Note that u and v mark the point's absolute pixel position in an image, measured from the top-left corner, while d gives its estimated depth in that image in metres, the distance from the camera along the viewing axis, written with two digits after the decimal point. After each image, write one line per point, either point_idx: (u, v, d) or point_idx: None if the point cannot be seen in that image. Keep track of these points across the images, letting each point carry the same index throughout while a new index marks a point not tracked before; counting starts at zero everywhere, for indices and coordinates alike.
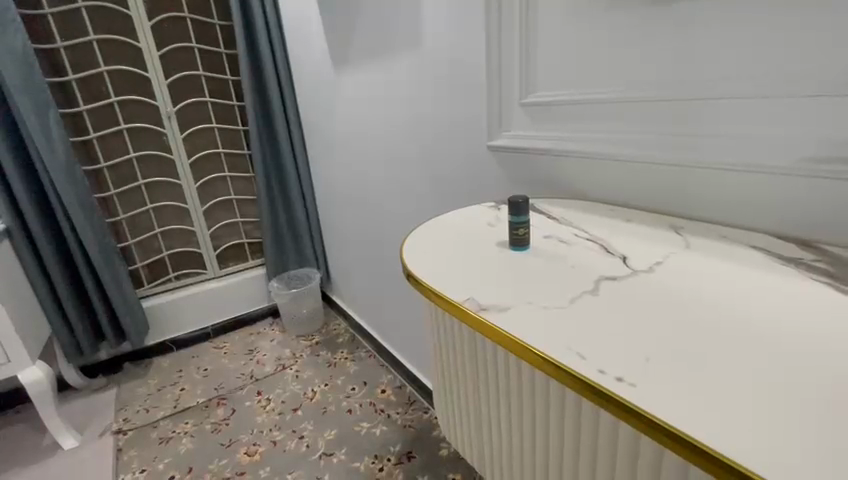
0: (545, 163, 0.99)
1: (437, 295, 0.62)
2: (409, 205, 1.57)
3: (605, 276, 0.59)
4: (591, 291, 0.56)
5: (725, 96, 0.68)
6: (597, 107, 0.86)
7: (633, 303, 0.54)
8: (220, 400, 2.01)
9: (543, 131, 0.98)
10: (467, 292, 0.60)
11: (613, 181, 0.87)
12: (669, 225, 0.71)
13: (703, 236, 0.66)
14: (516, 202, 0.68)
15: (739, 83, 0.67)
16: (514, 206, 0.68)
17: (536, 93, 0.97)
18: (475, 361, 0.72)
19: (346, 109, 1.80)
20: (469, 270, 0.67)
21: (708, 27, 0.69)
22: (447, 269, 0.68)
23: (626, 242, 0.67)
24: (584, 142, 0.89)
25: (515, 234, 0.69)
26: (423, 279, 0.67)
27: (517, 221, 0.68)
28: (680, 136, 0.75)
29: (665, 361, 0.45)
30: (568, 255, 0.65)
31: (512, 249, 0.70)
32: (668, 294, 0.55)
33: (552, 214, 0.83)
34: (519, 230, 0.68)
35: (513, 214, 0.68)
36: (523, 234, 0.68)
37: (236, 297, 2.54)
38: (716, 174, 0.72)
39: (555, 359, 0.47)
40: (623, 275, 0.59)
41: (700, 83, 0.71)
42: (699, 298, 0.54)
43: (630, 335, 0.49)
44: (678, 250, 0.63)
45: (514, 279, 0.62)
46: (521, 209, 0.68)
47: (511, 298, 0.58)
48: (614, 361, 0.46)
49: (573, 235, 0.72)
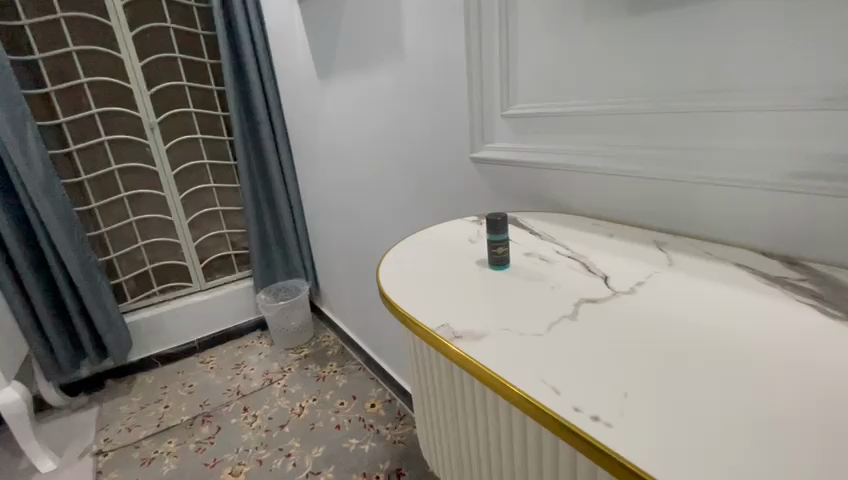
0: (528, 175, 0.97)
1: (410, 321, 0.59)
2: (396, 216, 1.55)
3: (584, 298, 0.56)
4: (569, 315, 0.54)
5: (708, 109, 0.66)
6: (578, 118, 0.84)
7: (612, 328, 0.51)
8: (205, 417, 1.95)
9: (526, 143, 0.96)
10: (440, 317, 0.58)
11: (596, 194, 0.85)
12: (652, 242, 0.69)
13: (686, 252, 0.64)
14: (494, 220, 0.65)
15: (719, 94, 0.65)
16: (492, 223, 0.65)
17: (518, 105, 0.96)
18: (454, 390, 0.68)
19: (332, 120, 1.77)
20: (446, 292, 0.64)
21: (687, 38, 0.67)
22: (421, 292, 0.66)
23: (608, 260, 0.65)
24: (567, 154, 0.87)
25: (493, 253, 0.66)
26: (397, 303, 0.63)
27: (495, 240, 0.65)
28: (662, 149, 0.74)
29: (645, 396, 0.42)
30: (548, 275, 0.63)
31: (491, 268, 0.68)
32: (650, 319, 0.52)
33: (534, 230, 0.80)
34: (497, 249, 0.66)
35: (492, 232, 0.65)
36: (500, 253, 0.66)
37: (223, 310, 2.50)
38: (699, 188, 0.70)
39: (529, 396, 0.44)
40: (602, 296, 0.56)
41: (681, 95, 0.69)
42: (681, 322, 0.51)
43: (609, 367, 0.46)
44: (660, 268, 0.61)
45: (490, 303, 0.59)
46: (501, 228, 0.65)
47: (485, 323, 0.55)
48: (590, 396, 0.43)
49: (554, 252, 0.70)
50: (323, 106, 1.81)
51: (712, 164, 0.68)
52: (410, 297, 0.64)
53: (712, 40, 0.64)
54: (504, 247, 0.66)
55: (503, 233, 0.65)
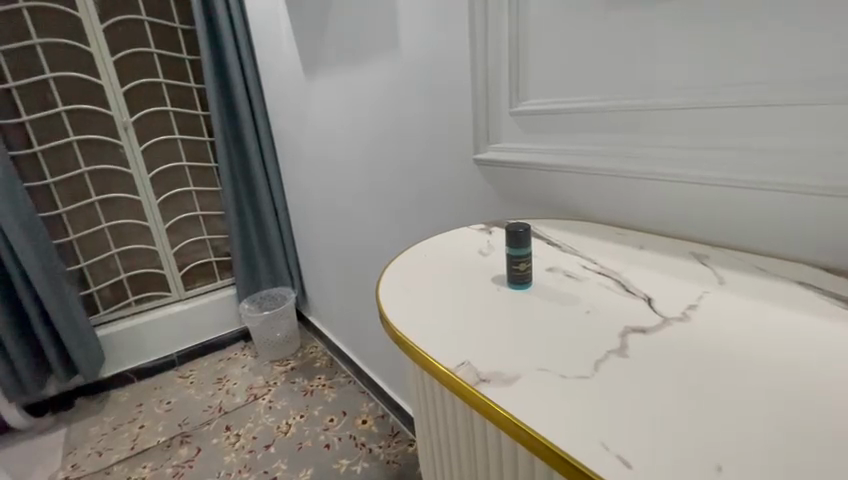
0: (540, 179, 0.88)
1: (419, 355, 0.49)
2: (391, 221, 1.45)
3: (630, 329, 0.47)
4: (616, 350, 0.44)
5: (756, 103, 0.58)
6: (599, 116, 0.75)
7: (673, 368, 0.42)
8: (183, 437, 1.82)
9: (537, 143, 0.87)
10: (456, 352, 0.48)
11: (618, 199, 0.77)
12: (691, 255, 0.61)
13: (733, 268, 0.56)
14: (515, 231, 0.56)
15: (771, 86, 0.57)
16: (512, 235, 0.56)
17: (527, 102, 0.87)
18: (465, 442, 0.57)
19: (320, 119, 1.67)
20: (461, 317, 0.54)
21: (731, 20, 0.58)
22: (429, 316, 0.55)
23: (647, 279, 0.56)
24: (583, 156, 0.79)
25: (514, 270, 0.57)
26: (400, 330, 0.53)
27: (516, 254, 0.56)
28: (699, 149, 0.65)
29: (742, 466, 0.32)
30: (580, 296, 0.54)
31: (509, 288, 0.59)
32: (716, 354, 0.43)
33: (553, 240, 0.71)
34: (518, 265, 0.56)
35: (513, 245, 0.56)
36: (521, 271, 0.56)
37: (203, 321, 2.36)
38: (743, 193, 0.62)
39: (589, 470, 0.34)
40: (651, 326, 0.47)
41: (723, 87, 0.61)
42: (755, 360, 0.42)
43: (683, 423, 0.36)
44: (711, 289, 0.52)
45: (515, 332, 0.50)
46: (522, 241, 0.56)
47: (513, 361, 0.45)
48: (668, 468, 0.33)
49: (582, 269, 0.61)
50: (312, 107, 1.70)
51: (760, 166, 0.59)
52: (417, 322, 0.54)
53: (762, 23, 0.56)
54: (526, 264, 0.56)
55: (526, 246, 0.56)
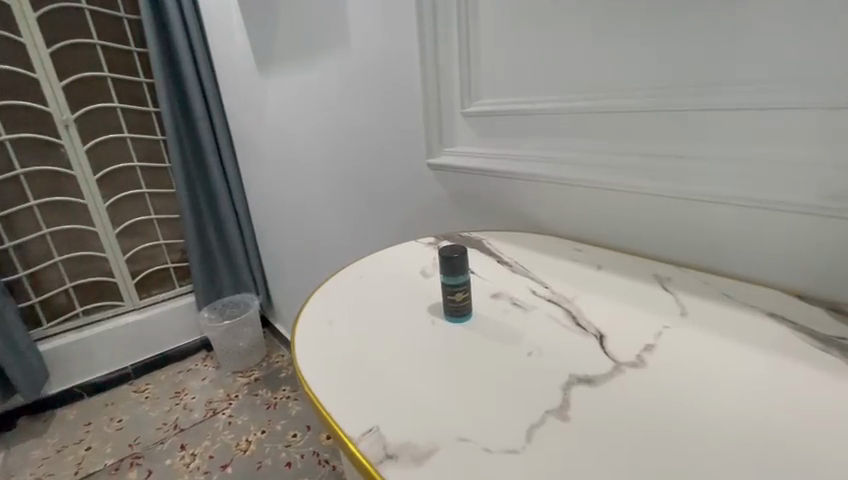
0: (496, 186, 0.80)
1: (324, 416, 0.40)
2: (348, 228, 1.34)
3: (576, 378, 0.39)
4: (557, 412, 0.36)
5: (731, 107, 0.51)
6: (563, 119, 0.67)
7: (627, 431, 0.34)
8: (134, 459, 1.69)
9: (492, 147, 0.79)
10: (368, 414, 0.39)
11: (579, 211, 0.69)
12: (654, 278, 0.54)
13: (697, 295, 0.50)
14: (448, 257, 0.48)
15: (749, 89, 0.50)
16: (446, 260, 0.49)
17: (480, 102, 0.79)
18: None
19: (275, 118, 1.55)
20: (383, 362, 0.45)
21: (710, 12, 0.50)
22: (346, 362, 0.46)
23: (601, 311, 0.48)
24: (541, 162, 0.71)
25: (450, 301, 0.49)
26: (308, 382, 0.44)
27: (451, 283, 0.48)
28: (668, 157, 0.58)
29: None
30: (523, 331, 0.46)
31: (447, 321, 0.50)
32: (676, 412, 0.36)
33: (504, 259, 0.63)
34: (455, 295, 0.48)
35: (448, 273, 0.48)
36: (459, 303, 0.48)
37: (160, 332, 2.20)
38: (714, 208, 0.55)
39: None
40: (601, 375, 0.39)
41: (696, 88, 0.54)
42: (722, 419, 0.35)
43: None
44: (672, 324, 0.45)
45: (443, 384, 0.41)
46: (458, 268, 0.48)
47: (432, 426, 0.37)
48: None
49: (532, 295, 0.53)
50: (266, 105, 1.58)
51: (734, 178, 0.53)
52: (331, 371, 0.45)
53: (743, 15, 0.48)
54: (464, 294, 0.49)
55: (462, 273, 0.48)
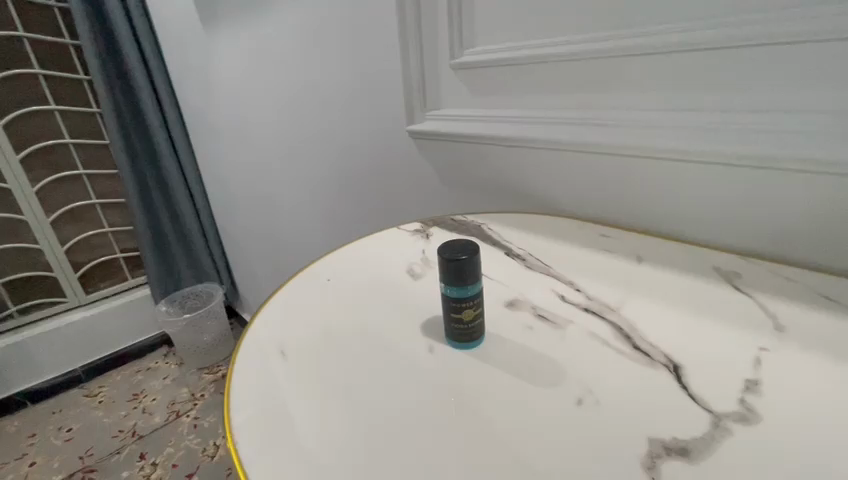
0: (492, 158, 0.64)
1: None
2: (316, 210, 1.16)
3: (662, 447, 0.25)
4: None
5: (831, 34, 0.36)
6: (586, 67, 0.51)
7: None
8: (85, 473, 1.47)
9: (486, 107, 0.63)
10: None
11: (595, 187, 0.54)
12: (717, 274, 0.41)
13: (786, 298, 0.37)
14: (453, 261, 0.33)
15: None
16: (448, 265, 0.34)
17: (472, 50, 0.62)
18: None
19: (226, 82, 1.32)
20: (358, 417, 0.31)
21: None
22: (302, 417, 0.31)
23: (666, 327, 0.35)
24: (549, 123, 0.55)
25: (454, 322, 0.35)
26: (241, 457, 0.28)
27: (455, 295, 0.34)
28: (726, 112, 0.43)
29: None
30: (563, 363, 0.33)
31: (450, 344, 0.36)
32: None
33: (515, 252, 0.49)
34: (461, 313, 0.34)
35: (452, 283, 0.34)
36: (466, 326, 0.35)
37: (112, 329, 1.94)
38: (791, 178, 0.40)
39: None
40: (698, 442, 0.25)
41: (781, 11, 0.38)
42: None
43: None
44: (771, 345, 0.32)
45: (451, 464, 0.26)
46: (467, 277, 0.34)
47: None
48: None
49: (562, 303, 0.39)
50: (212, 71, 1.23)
51: (831, 135, 0.38)
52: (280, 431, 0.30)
53: None
54: (474, 312, 0.35)
55: (471, 282, 0.34)
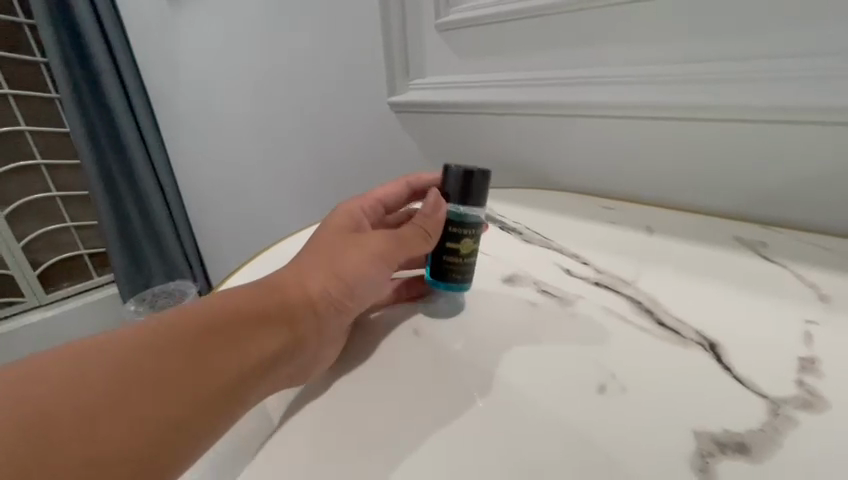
0: (483, 129, 0.58)
1: None
2: None
3: (713, 444, 0.20)
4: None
5: None
6: (592, 16, 0.45)
7: None
8: None
9: (473, 71, 0.57)
10: None
11: (592, 157, 0.49)
12: (739, 244, 0.36)
13: (821, 266, 0.32)
14: (461, 178, 0.33)
15: None
16: (454, 182, 0.33)
17: (459, 8, 0.56)
18: None
19: None
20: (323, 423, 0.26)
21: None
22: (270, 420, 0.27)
23: (693, 301, 0.30)
24: (543, 86, 0.50)
25: (450, 251, 0.33)
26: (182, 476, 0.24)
27: (453, 218, 0.33)
28: (751, 60, 0.37)
29: None
30: (579, 342, 0.27)
31: (438, 286, 0.34)
32: None
33: (510, 226, 0.44)
34: (457, 240, 0.33)
35: (453, 204, 0.33)
36: (463, 259, 0.33)
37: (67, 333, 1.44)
38: (817, 132, 0.35)
39: None
40: (745, 437, 0.21)
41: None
42: None
43: None
44: (818, 317, 0.27)
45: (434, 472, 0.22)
46: (471, 197, 0.33)
47: None
48: None
49: (568, 276, 0.34)
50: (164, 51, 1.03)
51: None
52: (255, 433, 0.26)
53: None
54: (475, 243, 0.33)
55: (475, 207, 0.33)
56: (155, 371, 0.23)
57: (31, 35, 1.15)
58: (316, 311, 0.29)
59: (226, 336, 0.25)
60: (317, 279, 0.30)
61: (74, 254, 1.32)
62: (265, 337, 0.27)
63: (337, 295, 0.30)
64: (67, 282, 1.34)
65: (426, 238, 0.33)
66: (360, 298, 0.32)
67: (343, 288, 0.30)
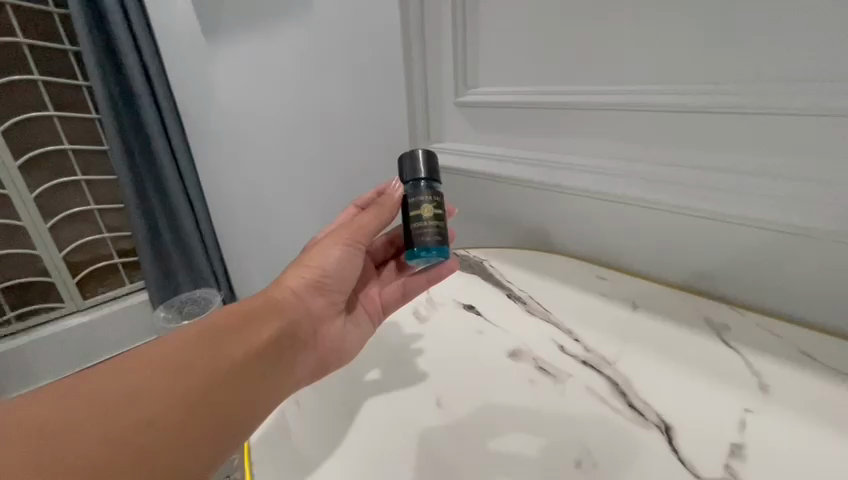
0: (494, 194, 0.66)
1: None
2: None
3: None
4: None
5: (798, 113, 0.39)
6: (593, 116, 0.53)
7: None
8: None
9: (487, 143, 0.65)
10: None
11: (588, 230, 0.57)
12: (707, 327, 0.43)
13: (768, 355, 0.39)
14: (411, 158, 0.43)
15: (819, 90, 0.38)
16: (409, 161, 0.43)
17: (477, 91, 0.65)
18: None
19: None
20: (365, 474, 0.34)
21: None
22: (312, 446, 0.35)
23: (659, 386, 0.37)
24: (547, 168, 0.58)
25: (415, 219, 0.41)
26: None
27: (409, 189, 0.42)
28: (718, 173, 0.45)
29: None
30: (569, 421, 0.35)
31: (413, 255, 0.41)
32: None
33: (516, 294, 0.52)
34: (419, 208, 0.41)
35: (410, 180, 0.43)
36: (428, 221, 0.41)
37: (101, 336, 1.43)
38: (770, 239, 0.42)
39: None
40: None
41: (787, 86, 0.40)
42: None
43: None
44: (755, 407, 0.34)
45: None
46: (422, 171, 0.42)
47: None
48: None
49: (561, 354, 0.42)
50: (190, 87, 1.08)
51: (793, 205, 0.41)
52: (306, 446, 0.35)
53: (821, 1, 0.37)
54: (435, 207, 0.42)
55: (431, 178, 0.42)
56: (185, 358, 0.31)
57: (74, 61, 1.24)
58: (297, 298, 0.40)
59: (233, 330, 0.35)
60: (293, 276, 0.41)
61: (109, 263, 1.42)
62: (263, 328, 0.36)
63: (312, 281, 0.41)
64: (101, 289, 1.43)
65: (380, 209, 0.44)
66: (333, 273, 0.42)
67: (316, 275, 0.41)
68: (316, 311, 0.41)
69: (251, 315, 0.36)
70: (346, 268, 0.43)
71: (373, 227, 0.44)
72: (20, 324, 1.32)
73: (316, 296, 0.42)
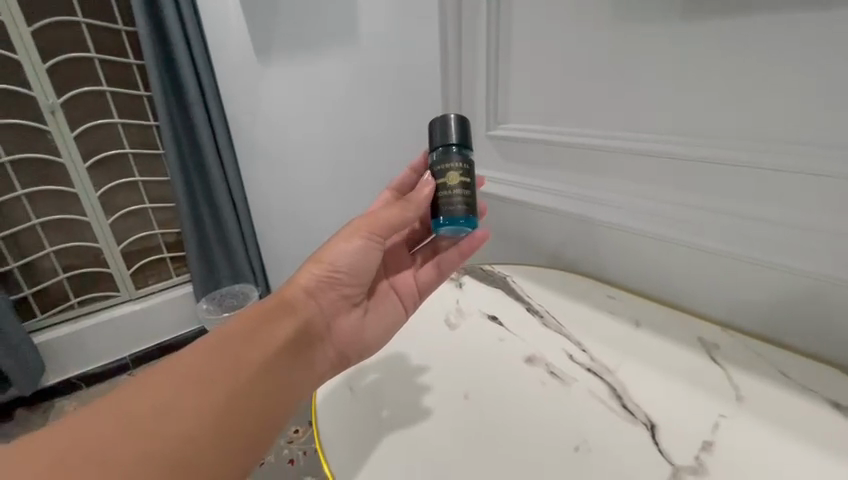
0: (518, 216, 0.75)
1: None
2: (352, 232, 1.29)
3: None
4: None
5: (778, 169, 0.47)
6: (608, 157, 0.61)
7: None
8: None
9: (514, 172, 0.74)
10: None
11: (599, 251, 0.66)
12: (699, 344, 0.51)
13: (747, 371, 0.47)
14: (443, 123, 0.48)
15: (795, 152, 0.46)
16: (442, 127, 0.48)
17: (505, 126, 0.73)
18: None
19: None
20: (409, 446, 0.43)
21: (825, 54, 0.42)
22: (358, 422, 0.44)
23: (649, 391, 0.45)
24: (566, 198, 0.67)
25: (444, 187, 0.46)
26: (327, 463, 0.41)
27: (439, 157, 0.47)
28: (712, 213, 0.54)
29: None
30: (578, 416, 0.43)
31: (442, 221, 0.46)
32: None
33: (535, 307, 0.60)
34: (448, 176, 0.46)
35: (441, 146, 0.47)
36: (455, 189, 0.46)
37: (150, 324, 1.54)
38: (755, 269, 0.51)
39: None
40: None
41: (784, 146, 0.47)
42: None
43: None
44: (728, 412, 0.42)
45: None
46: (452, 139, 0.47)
47: None
48: None
49: (570, 361, 0.50)
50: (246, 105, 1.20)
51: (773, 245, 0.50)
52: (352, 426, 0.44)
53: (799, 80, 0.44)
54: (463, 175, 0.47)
55: (462, 144, 0.47)
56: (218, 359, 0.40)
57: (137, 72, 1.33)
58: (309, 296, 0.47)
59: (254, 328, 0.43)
60: (306, 274, 0.47)
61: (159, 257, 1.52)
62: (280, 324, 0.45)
63: (323, 276, 0.47)
64: (152, 279, 1.53)
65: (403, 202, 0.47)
66: (347, 267, 0.48)
67: (326, 270, 0.47)
68: (329, 307, 0.48)
69: (269, 317, 0.45)
70: (361, 258, 0.48)
71: (394, 219, 0.48)
72: (83, 309, 1.43)
73: (327, 290, 0.48)
